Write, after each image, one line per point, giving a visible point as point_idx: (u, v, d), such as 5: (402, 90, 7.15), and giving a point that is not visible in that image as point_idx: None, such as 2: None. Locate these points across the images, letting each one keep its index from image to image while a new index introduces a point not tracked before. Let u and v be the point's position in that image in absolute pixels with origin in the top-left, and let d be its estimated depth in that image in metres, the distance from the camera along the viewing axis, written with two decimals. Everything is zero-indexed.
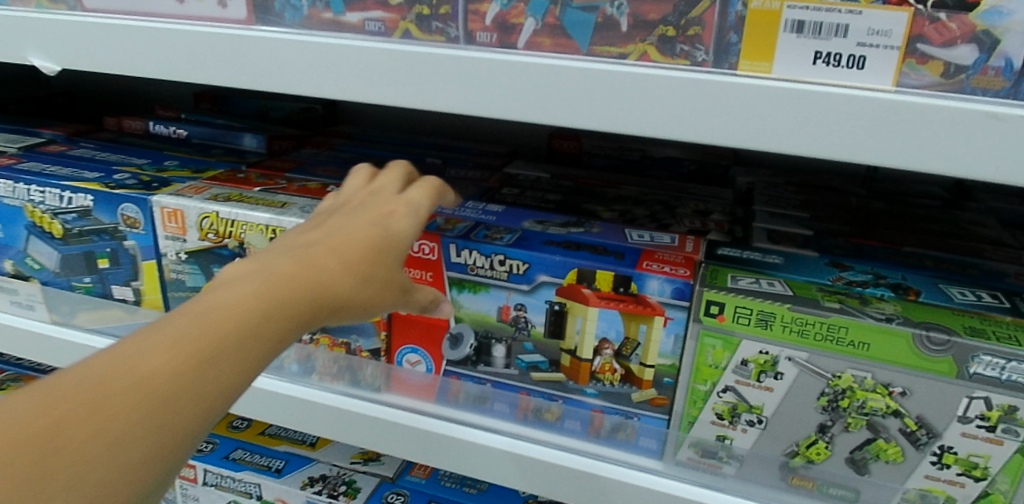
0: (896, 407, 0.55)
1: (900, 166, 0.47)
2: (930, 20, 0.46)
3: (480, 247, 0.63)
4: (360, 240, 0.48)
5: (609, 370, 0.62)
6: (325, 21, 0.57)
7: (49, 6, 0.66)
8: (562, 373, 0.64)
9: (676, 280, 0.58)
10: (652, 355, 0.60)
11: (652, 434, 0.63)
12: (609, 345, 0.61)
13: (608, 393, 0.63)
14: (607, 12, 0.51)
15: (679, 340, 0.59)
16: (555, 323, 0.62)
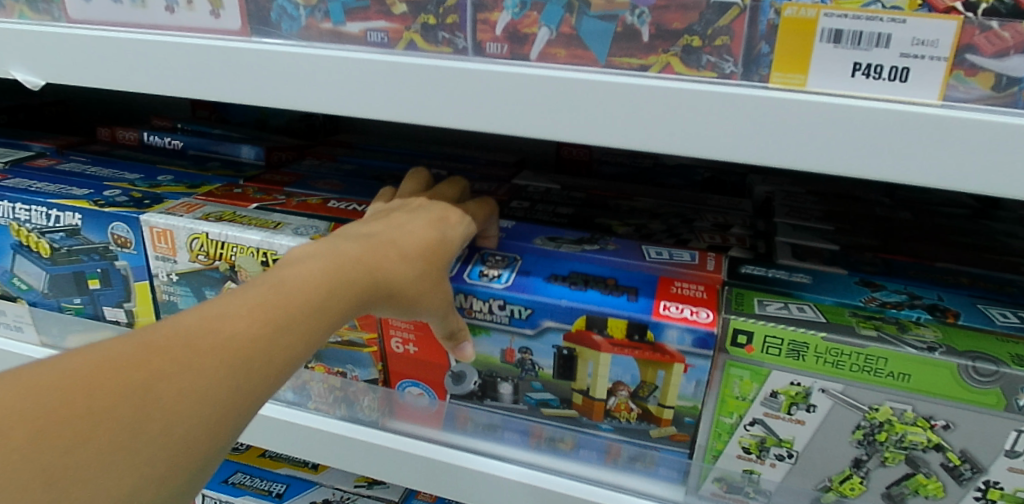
0: (937, 441, 0.51)
1: (945, 186, 0.44)
2: (981, 29, 0.42)
3: (477, 290, 0.59)
4: (381, 269, 0.51)
5: (626, 408, 0.58)
6: (324, 32, 0.54)
7: (32, 16, 0.62)
8: (575, 411, 0.60)
9: (698, 330, 0.53)
10: (671, 398, 0.56)
11: (673, 465, 0.59)
12: (626, 388, 0.57)
13: (625, 430, 0.59)
14: (627, 21, 0.47)
15: (701, 385, 0.55)
16: (564, 366, 0.58)
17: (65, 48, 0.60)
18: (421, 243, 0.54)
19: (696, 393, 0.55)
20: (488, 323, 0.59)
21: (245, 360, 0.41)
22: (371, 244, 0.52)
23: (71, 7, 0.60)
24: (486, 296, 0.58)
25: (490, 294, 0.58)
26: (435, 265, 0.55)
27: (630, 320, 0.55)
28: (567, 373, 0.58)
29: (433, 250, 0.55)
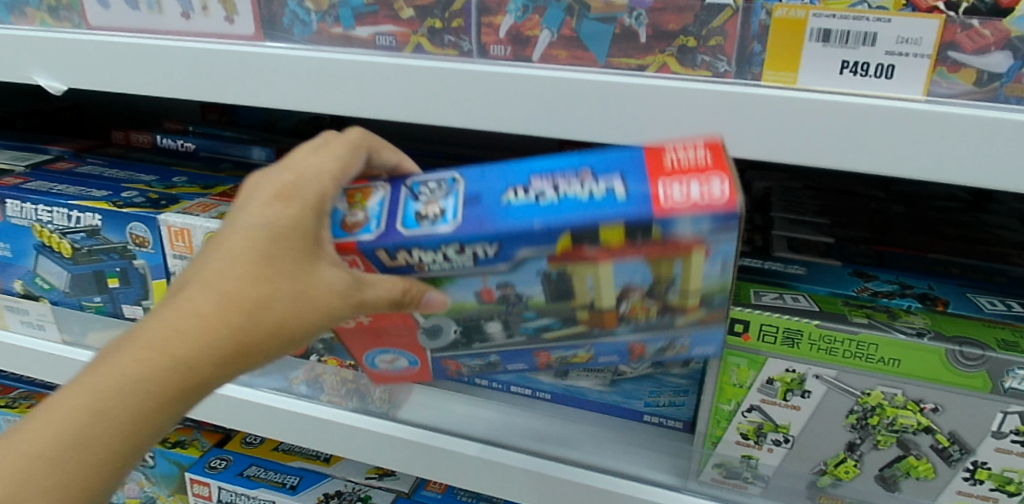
0: (927, 424, 0.53)
1: (924, 176, 0.47)
2: (963, 27, 0.44)
3: (420, 243, 0.45)
4: (228, 282, 0.43)
5: (641, 310, 0.47)
6: (334, 36, 0.56)
7: (53, 24, 0.65)
8: (583, 326, 0.49)
9: (713, 213, 0.42)
10: (696, 284, 0.45)
11: (709, 341, 0.48)
12: (638, 291, 0.46)
13: (646, 327, 0.48)
14: (626, 23, 0.49)
15: (728, 263, 0.44)
16: (552, 287, 0.47)
17: (86, 54, 0.62)
18: (239, 279, 0.43)
19: (723, 272, 0.44)
20: (451, 273, 0.47)
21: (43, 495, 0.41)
22: (172, 306, 0.43)
23: (90, 14, 0.63)
24: (434, 246, 0.45)
25: (441, 243, 0.45)
26: (271, 294, 0.43)
27: (627, 222, 0.42)
28: (560, 295, 0.47)
29: (263, 279, 0.43)
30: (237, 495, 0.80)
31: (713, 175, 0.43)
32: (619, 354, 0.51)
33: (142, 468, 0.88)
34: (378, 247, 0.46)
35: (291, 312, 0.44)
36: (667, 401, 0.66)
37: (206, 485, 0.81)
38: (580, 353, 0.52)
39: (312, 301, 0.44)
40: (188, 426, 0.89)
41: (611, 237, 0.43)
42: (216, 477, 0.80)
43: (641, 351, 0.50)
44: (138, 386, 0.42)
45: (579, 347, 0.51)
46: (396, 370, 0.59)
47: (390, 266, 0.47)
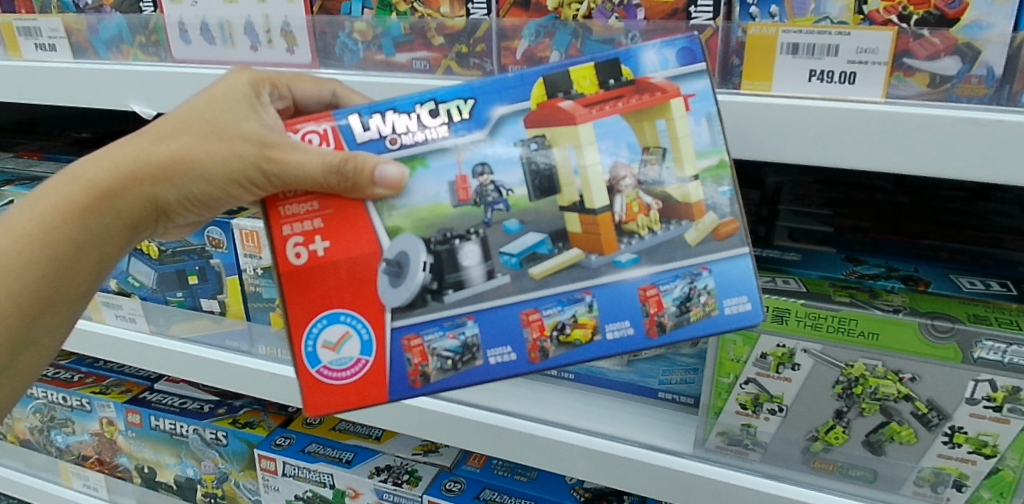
0: (906, 392, 0.59)
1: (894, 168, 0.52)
2: (915, 37, 0.50)
3: (396, 105, 0.53)
4: (165, 121, 0.56)
5: (639, 211, 0.52)
6: (378, 62, 0.66)
7: (144, 59, 0.76)
8: (578, 248, 0.53)
9: (675, 41, 0.51)
10: (688, 159, 0.52)
11: (732, 288, 0.52)
12: (628, 170, 0.52)
13: (646, 249, 0.53)
14: (623, 43, 0.57)
15: (712, 121, 0.52)
16: (537, 178, 0.53)
17: (169, 84, 0.73)
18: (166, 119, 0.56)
19: (711, 136, 0.52)
20: (423, 147, 0.52)
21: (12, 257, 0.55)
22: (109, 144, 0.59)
23: (175, 49, 0.74)
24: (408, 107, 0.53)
25: (418, 102, 0.53)
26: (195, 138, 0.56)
27: (598, 63, 0.52)
28: (546, 189, 0.53)
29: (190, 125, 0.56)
30: (300, 469, 0.90)
31: (680, 44, 0.51)
32: (630, 322, 0.53)
33: (217, 446, 0.96)
34: (355, 111, 0.53)
35: (205, 155, 0.55)
36: (679, 379, 0.73)
37: (272, 460, 0.91)
38: (579, 318, 0.53)
39: (226, 146, 0.55)
40: (256, 409, 0.99)
41: (588, 85, 0.52)
42: (281, 453, 0.91)
43: (657, 316, 0.52)
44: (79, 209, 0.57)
45: (577, 304, 0.54)
46: (345, 367, 0.55)
47: (359, 141, 0.53)
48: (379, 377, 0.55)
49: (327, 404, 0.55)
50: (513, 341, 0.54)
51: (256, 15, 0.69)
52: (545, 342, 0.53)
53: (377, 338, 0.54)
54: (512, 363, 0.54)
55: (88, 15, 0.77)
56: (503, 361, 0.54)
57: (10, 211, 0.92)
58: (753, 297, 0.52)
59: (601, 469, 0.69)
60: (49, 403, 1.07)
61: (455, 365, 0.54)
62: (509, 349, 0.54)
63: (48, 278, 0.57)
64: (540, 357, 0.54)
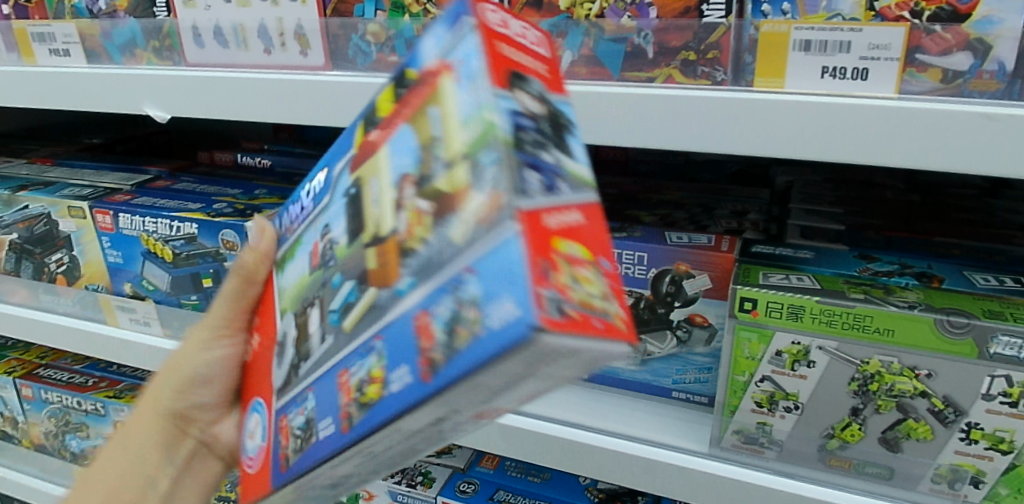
0: (923, 389, 0.59)
1: (910, 164, 0.52)
2: (927, 32, 0.50)
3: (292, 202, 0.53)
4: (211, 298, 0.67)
5: (415, 224, 0.34)
6: (391, 63, 0.66)
7: (157, 63, 0.77)
8: (370, 290, 0.36)
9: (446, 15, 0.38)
10: (450, 133, 0.34)
11: (500, 269, 0.29)
12: (407, 180, 0.35)
13: (420, 270, 0.33)
14: (635, 42, 0.58)
15: (474, 81, 0.34)
16: (352, 219, 0.40)
17: (181, 87, 0.73)
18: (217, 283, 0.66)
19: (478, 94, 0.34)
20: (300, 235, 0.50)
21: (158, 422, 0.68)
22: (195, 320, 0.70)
23: (188, 53, 0.75)
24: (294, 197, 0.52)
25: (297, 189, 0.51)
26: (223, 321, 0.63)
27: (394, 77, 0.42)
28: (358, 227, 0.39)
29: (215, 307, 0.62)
30: None
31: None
32: (406, 366, 0.33)
33: None
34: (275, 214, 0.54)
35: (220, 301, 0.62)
36: (693, 378, 0.73)
37: None
38: (374, 373, 0.35)
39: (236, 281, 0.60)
40: None
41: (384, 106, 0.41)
42: None
43: (429, 352, 0.32)
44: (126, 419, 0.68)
45: (371, 353, 0.35)
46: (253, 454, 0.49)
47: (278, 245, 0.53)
48: (266, 463, 0.45)
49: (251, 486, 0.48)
50: (332, 410, 0.38)
51: (270, 18, 0.69)
52: (351, 407, 0.36)
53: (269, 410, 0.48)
54: (332, 439, 0.37)
55: (102, 20, 0.78)
56: (326, 438, 0.38)
57: (27, 216, 0.93)
58: (520, 293, 0.28)
59: (617, 468, 0.69)
60: (64, 408, 1.07)
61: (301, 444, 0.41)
62: (330, 420, 0.38)
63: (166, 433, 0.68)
64: (351, 426, 0.36)
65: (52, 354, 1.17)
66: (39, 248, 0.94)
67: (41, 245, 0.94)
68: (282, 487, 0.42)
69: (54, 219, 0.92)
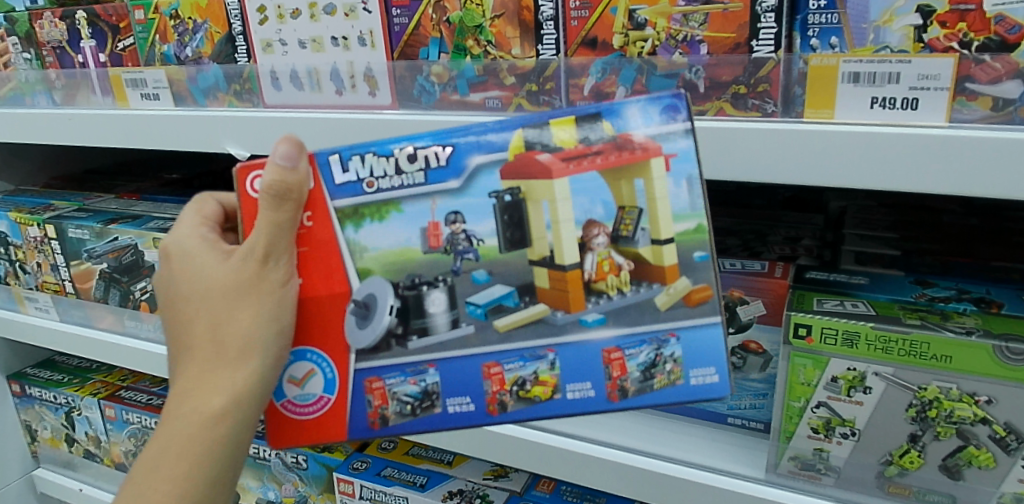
0: (983, 415, 0.59)
1: (971, 192, 0.52)
2: (976, 62, 0.51)
3: (376, 148, 0.55)
4: (237, 359, 0.56)
5: (609, 271, 0.56)
6: (453, 101, 0.70)
7: (237, 103, 0.83)
8: (542, 301, 0.57)
9: (659, 100, 0.52)
10: (662, 227, 0.55)
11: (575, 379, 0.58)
12: (600, 229, 0.55)
13: (611, 309, 0.57)
14: (686, 77, 0.60)
15: (691, 184, 0.54)
16: (509, 229, 0.56)
17: (258, 125, 0.78)
18: (216, 397, 0.56)
19: (690, 199, 0.54)
20: (399, 191, 0.56)
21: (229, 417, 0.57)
22: (207, 389, 0.57)
23: (266, 95, 0.80)
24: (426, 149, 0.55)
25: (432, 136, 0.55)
26: (204, 360, 0.57)
27: (578, 117, 0.53)
28: (516, 241, 0.57)
29: (167, 293, 0.60)
30: (377, 493, 0.93)
31: (666, 101, 0.53)
32: (591, 384, 0.58)
33: (298, 470, 1.01)
34: (335, 151, 0.56)
35: (228, 391, 0.56)
36: (749, 404, 0.73)
37: (350, 483, 0.95)
38: (540, 375, 0.59)
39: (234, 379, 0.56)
40: None
41: (566, 139, 0.53)
42: (359, 477, 0.94)
43: (621, 381, 0.57)
44: (177, 451, 0.55)
45: (540, 361, 0.58)
46: (309, 403, 0.61)
47: (337, 184, 0.56)
48: (339, 417, 0.61)
49: (290, 437, 0.61)
50: (472, 393, 0.60)
51: (342, 62, 0.75)
52: (386, 409, 0.60)
53: (341, 377, 0.60)
54: (470, 412, 0.60)
55: (188, 66, 0.85)
56: (583, 397, 0.58)
57: (116, 247, 1.01)
58: (595, 385, 0.58)
59: (670, 489, 0.70)
60: (143, 428, 1.14)
61: (415, 410, 0.60)
62: (468, 399, 0.60)
63: (213, 421, 0.56)
64: (498, 409, 0.59)
65: (133, 377, 1.24)
66: (126, 277, 1.02)
67: (128, 274, 1.02)
68: (367, 435, 0.60)
69: (140, 249, 0.99)
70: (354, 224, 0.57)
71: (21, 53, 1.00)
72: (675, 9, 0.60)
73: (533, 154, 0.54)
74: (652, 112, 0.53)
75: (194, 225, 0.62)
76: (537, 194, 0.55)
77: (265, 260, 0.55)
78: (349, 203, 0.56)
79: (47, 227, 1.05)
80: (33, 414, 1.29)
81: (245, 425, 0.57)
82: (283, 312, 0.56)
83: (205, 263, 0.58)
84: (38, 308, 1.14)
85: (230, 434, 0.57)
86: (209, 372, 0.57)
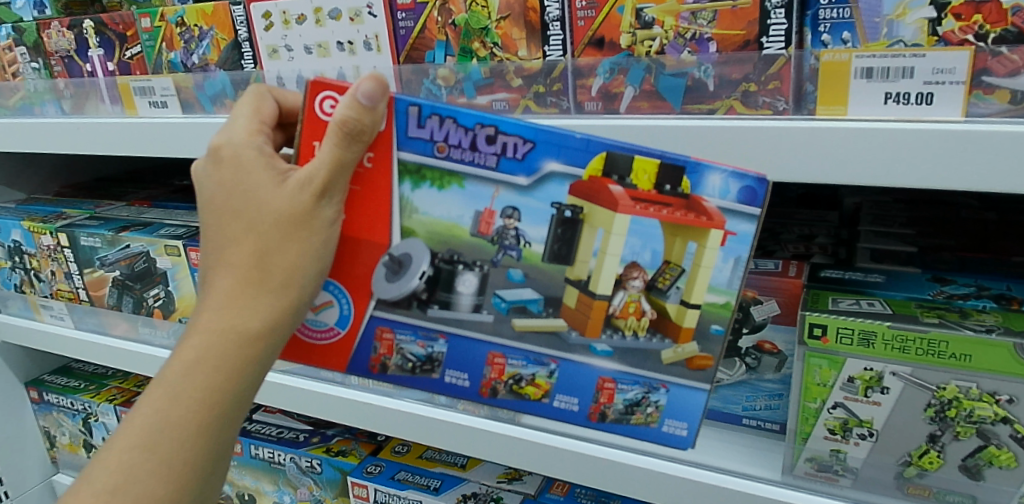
0: (1004, 415, 0.58)
1: (992, 188, 0.51)
2: (993, 55, 0.50)
3: (458, 116, 0.53)
4: (278, 285, 0.55)
5: (633, 313, 0.57)
6: (460, 104, 0.70)
7: None
8: (562, 318, 0.59)
9: (744, 180, 0.52)
10: (695, 293, 0.56)
11: (568, 391, 0.63)
12: (640, 273, 0.56)
13: (619, 344, 0.59)
14: (695, 75, 0.59)
15: (737, 264, 0.55)
16: (558, 243, 0.56)
17: None
18: (254, 323, 0.55)
19: (730, 277, 0.56)
20: (465, 167, 0.55)
21: (261, 346, 0.55)
22: (242, 314, 0.55)
23: None
24: (503, 143, 0.54)
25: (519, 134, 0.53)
26: (244, 281, 0.55)
27: (663, 163, 0.52)
28: (560, 256, 0.57)
29: (210, 196, 0.56)
30: (391, 496, 0.93)
31: (748, 182, 0.52)
32: (577, 400, 0.63)
33: (312, 474, 1.02)
34: (416, 103, 0.53)
35: (262, 318, 0.55)
36: (764, 405, 0.72)
37: (364, 487, 0.94)
38: (538, 378, 0.63)
39: (272, 307, 0.55)
40: (348, 437, 1.04)
41: (644, 181, 0.52)
42: (373, 480, 0.94)
43: (603, 405, 0.62)
44: (211, 366, 0.54)
45: (541, 366, 0.62)
46: (319, 329, 0.61)
47: (409, 135, 0.55)
48: (343, 352, 0.63)
49: (293, 354, 0.63)
50: (471, 372, 0.63)
51: (348, 67, 0.75)
52: (388, 358, 0.63)
53: (355, 316, 0.61)
54: (462, 388, 0.64)
55: (195, 73, 0.85)
56: (566, 408, 0.63)
57: (128, 254, 1.01)
58: (581, 402, 0.63)
59: (685, 492, 0.69)
60: None
61: (415, 369, 0.63)
62: (466, 376, 0.64)
63: (246, 347, 0.55)
64: (489, 393, 0.64)
65: (149, 383, 1.25)
66: (138, 284, 1.03)
67: (140, 281, 1.02)
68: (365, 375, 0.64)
69: (152, 256, 1.00)
70: (413, 183, 0.56)
71: (30, 63, 1.00)
72: (683, 7, 0.59)
73: (606, 182, 0.53)
74: (731, 187, 0.52)
75: (248, 126, 0.57)
76: (595, 219, 0.54)
77: (319, 194, 0.54)
78: (415, 160, 0.55)
79: (59, 236, 1.05)
80: (51, 420, 1.31)
81: (275, 351, 0.57)
82: (326, 249, 0.56)
83: (256, 177, 0.55)
84: (53, 316, 1.15)
85: (257, 364, 0.56)
86: (247, 297, 0.55)
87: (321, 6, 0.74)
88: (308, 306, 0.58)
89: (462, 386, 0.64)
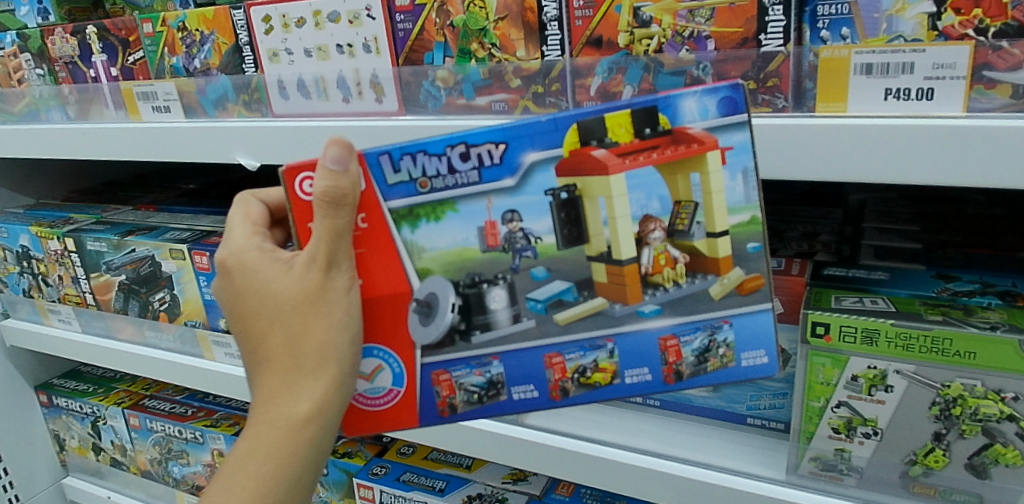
0: (1010, 412, 0.57)
1: (994, 183, 0.51)
2: (993, 49, 0.50)
3: (427, 147, 0.54)
4: (314, 366, 0.55)
5: (666, 263, 0.57)
6: (459, 106, 0.70)
7: (246, 114, 0.82)
8: (602, 296, 0.58)
9: (717, 92, 0.51)
10: (719, 219, 0.54)
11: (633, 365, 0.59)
12: (657, 223, 0.55)
13: (668, 300, 0.57)
14: (694, 74, 0.59)
15: (747, 176, 0.53)
16: (566, 226, 0.56)
17: (266, 134, 0.77)
18: (296, 406, 0.54)
19: (746, 192, 0.54)
20: (453, 192, 0.55)
21: (308, 428, 0.55)
22: (283, 401, 0.55)
23: (275, 105, 0.80)
24: (482, 157, 0.54)
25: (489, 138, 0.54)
26: (281, 370, 0.55)
27: (635, 110, 0.52)
28: (574, 238, 0.56)
29: (230, 302, 0.57)
30: (396, 498, 0.93)
31: (724, 93, 0.51)
32: (648, 369, 0.59)
33: None
34: (385, 151, 0.54)
35: (305, 402, 0.54)
36: (768, 404, 0.72)
37: (369, 488, 0.94)
38: (600, 363, 0.59)
39: (312, 389, 0.55)
40: (354, 438, 1.04)
41: (623, 133, 0.53)
42: (378, 482, 0.94)
43: (676, 364, 0.58)
44: (261, 456, 0.54)
45: (599, 350, 0.59)
46: (380, 395, 0.61)
47: (390, 183, 0.55)
48: (411, 408, 0.61)
49: (363, 427, 0.61)
50: (535, 380, 0.60)
51: (348, 69, 0.75)
52: (454, 398, 0.60)
53: (409, 371, 0.60)
54: (534, 399, 0.61)
55: (198, 78, 0.86)
56: (641, 381, 0.59)
57: (134, 258, 1.02)
58: (653, 368, 0.59)
59: (688, 491, 0.69)
60: (167, 436, 1.15)
61: (482, 399, 0.60)
62: (531, 386, 0.60)
63: (292, 432, 0.54)
64: (561, 395, 0.60)
65: (156, 386, 1.26)
66: (144, 288, 1.03)
67: (146, 285, 1.03)
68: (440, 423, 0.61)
69: (156, 260, 1.00)
70: (411, 225, 0.56)
71: (35, 70, 1.01)
72: (680, 5, 0.59)
73: (588, 150, 0.53)
74: (709, 105, 0.52)
75: (245, 233, 0.59)
76: (593, 191, 0.54)
77: (329, 267, 0.54)
78: (404, 204, 0.55)
79: (66, 240, 1.06)
80: (60, 423, 1.31)
81: (329, 430, 0.56)
82: (352, 317, 0.55)
83: (268, 274, 0.55)
84: (61, 319, 1.16)
85: (311, 446, 0.55)
86: (286, 383, 0.55)
87: (320, 8, 0.74)
88: (352, 381, 0.57)
89: (532, 398, 0.60)
